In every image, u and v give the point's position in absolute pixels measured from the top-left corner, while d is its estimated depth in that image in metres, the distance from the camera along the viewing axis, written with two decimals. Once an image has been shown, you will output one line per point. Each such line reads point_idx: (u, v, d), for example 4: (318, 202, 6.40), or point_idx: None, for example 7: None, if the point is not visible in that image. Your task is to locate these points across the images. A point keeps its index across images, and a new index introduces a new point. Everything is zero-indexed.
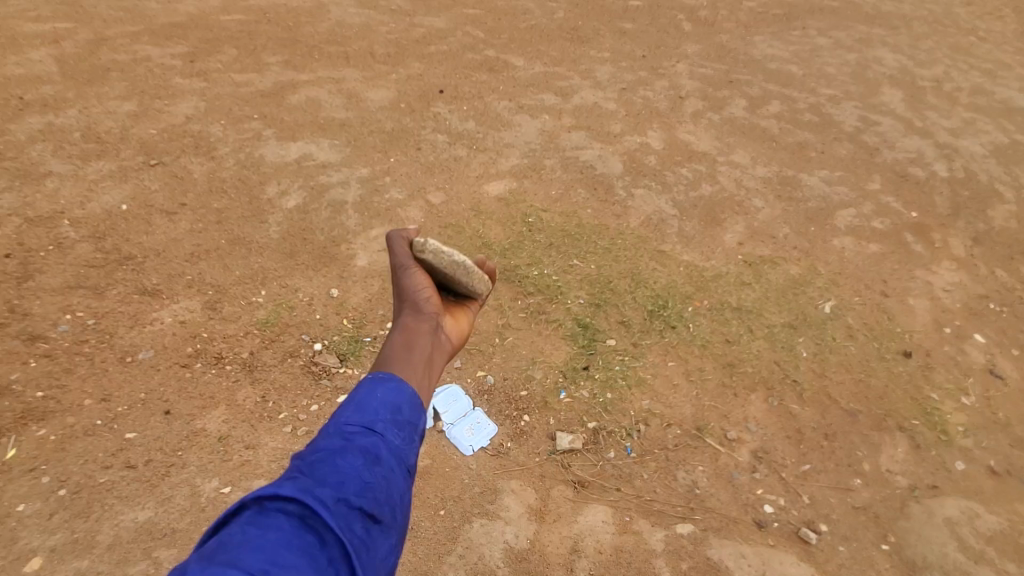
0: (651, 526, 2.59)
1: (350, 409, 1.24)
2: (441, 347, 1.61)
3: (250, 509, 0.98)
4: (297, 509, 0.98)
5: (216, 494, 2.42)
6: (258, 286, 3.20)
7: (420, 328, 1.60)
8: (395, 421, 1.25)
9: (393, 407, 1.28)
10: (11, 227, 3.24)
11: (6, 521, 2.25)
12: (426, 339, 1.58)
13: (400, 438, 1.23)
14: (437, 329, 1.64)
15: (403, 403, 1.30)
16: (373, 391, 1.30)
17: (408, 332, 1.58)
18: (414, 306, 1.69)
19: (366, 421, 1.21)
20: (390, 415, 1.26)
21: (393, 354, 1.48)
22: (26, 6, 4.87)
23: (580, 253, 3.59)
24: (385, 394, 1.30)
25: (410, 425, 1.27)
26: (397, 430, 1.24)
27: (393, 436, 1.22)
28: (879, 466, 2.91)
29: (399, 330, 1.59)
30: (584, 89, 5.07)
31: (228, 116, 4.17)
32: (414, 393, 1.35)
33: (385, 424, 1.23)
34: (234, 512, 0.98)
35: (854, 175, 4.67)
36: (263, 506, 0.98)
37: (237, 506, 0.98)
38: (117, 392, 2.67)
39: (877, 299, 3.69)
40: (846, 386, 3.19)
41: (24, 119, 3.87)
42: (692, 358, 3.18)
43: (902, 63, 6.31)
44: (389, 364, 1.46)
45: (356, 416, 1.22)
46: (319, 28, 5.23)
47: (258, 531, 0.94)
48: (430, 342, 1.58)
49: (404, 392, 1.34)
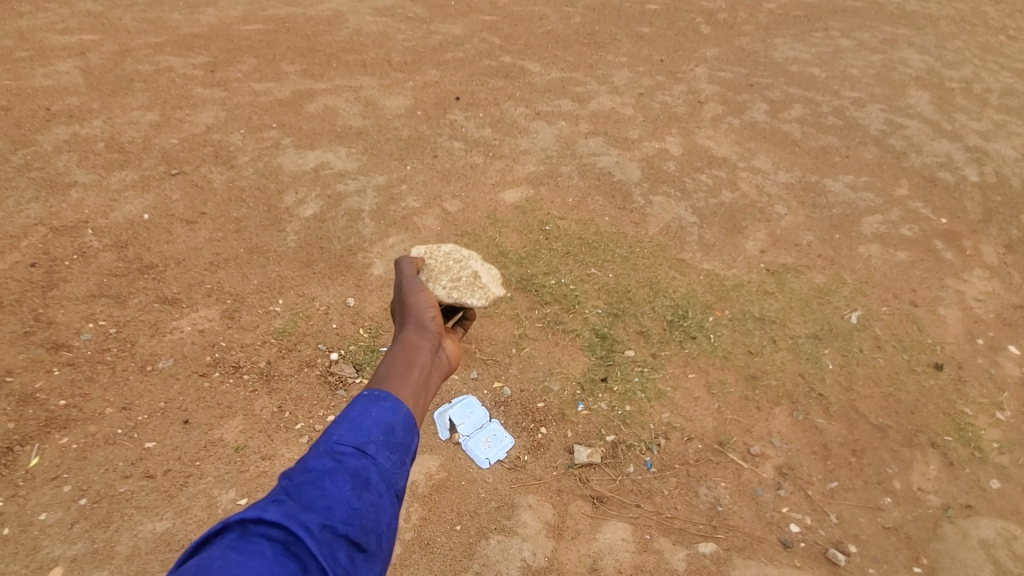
0: (672, 544, 2.53)
1: (343, 428, 1.28)
2: (440, 366, 1.69)
3: (231, 534, 0.96)
4: (281, 535, 0.98)
5: (233, 506, 2.42)
6: (276, 294, 3.21)
7: (421, 345, 1.68)
8: (386, 443, 1.29)
9: (386, 428, 1.33)
10: (38, 236, 3.30)
11: (29, 530, 2.28)
12: (427, 357, 1.65)
13: (391, 462, 1.27)
14: (437, 348, 1.72)
15: (396, 424, 1.36)
16: (367, 409, 1.35)
17: (409, 348, 1.66)
18: (419, 323, 1.79)
19: (357, 442, 1.25)
20: (383, 436, 1.31)
21: (393, 370, 1.55)
22: (55, 19, 4.99)
23: (598, 262, 3.54)
24: (377, 415, 1.35)
25: (401, 447, 1.32)
26: (388, 453, 1.28)
27: (383, 459, 1.26)
28: (910, 485, 2.80)
29: (400, 345, 1.67)
30: (601, 95, 5.03)
31: (248, 125, 4.22)
32: (409, 413, 1.42)
33: (376, 446, 1.27)
34: (216, 533, 0.97)
35: (880, 180, 4.55)
36: (247, 529, 0.97)
37: (218, 528, 0.97)
38: (137, 401, 2.70)
39: (906, 309, 3.57)
40: (875, 400, 3.09)
41: (51, 130, 3.96)
42: (713, 369, 3.10)
43: (929, 64, 6.15)
44: (388, 378, 1.52)
45: (348, 437, 1.26)
46: (337, 36, 5.27)
47: (241, 556, 0.93)
48: (430, 360, 1.66)
49: (399, 411, 1.40)
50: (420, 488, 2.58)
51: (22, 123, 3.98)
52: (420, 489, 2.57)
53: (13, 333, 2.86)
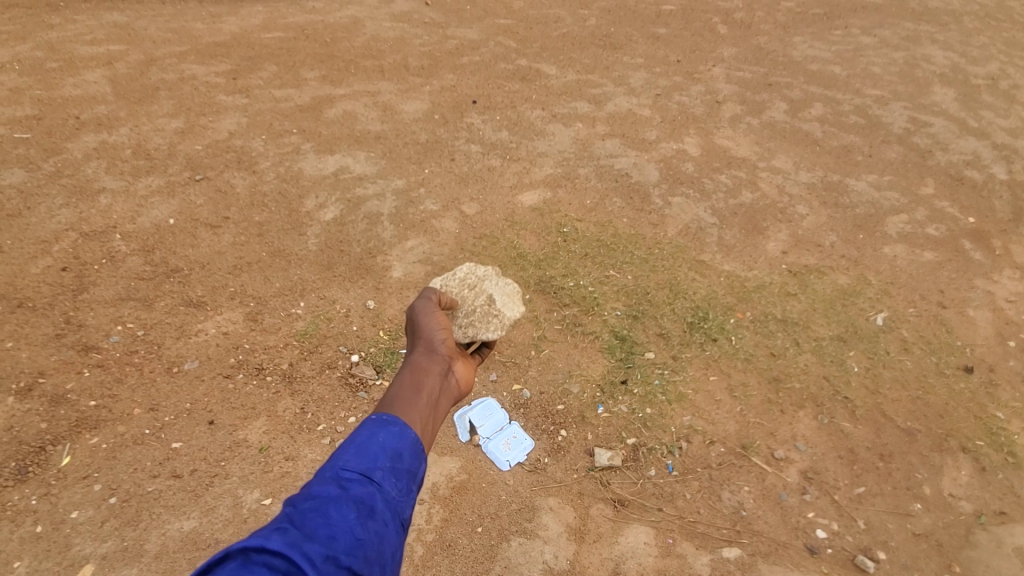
0: (695, 549, 2.50)
1: (349, 453, 1.33)
2: (448, 391, 1.73)
3: (235, 561, 1.00)
4: (283, 565, 1.01)
5: (258, 506, 2.46)
6: (297, 297, 3.25)
7: (430, 369, 1.73)
8: (393, 470, 1.34)
9: (393, 454, 1.38)
10: (68, 241, 3.39)
11: (61, 528, 2.33)
12: (435, 382, 1.70)
13: (396, 489, 1.32)
14: (447, 372, 1.76)
15: (403, 450, 1.40)
16: (374, 434, 1.40)
17: (418, 371, 1.71)
18: (429, 345, 1.83)
19: (364, 468, 1.30)
20: (389, 462, 1.35)
21: (401, 395, 1.60)
22: (83, 30, 5.13)
23: (616, 264, 3.53)
24: (385, 440, 1.40)
25: (407, 474, 1.37)
26: (394, 480, 1.33)
27: (389, 486, 1.30)
28: (940, 490, 2.73)
29: (409, 368, 1.72)
30: (618, 96, 5.01)
31: (269, 131, 4.28)
32: (417, 440, 1.46)
33: (382, 473, 1.32)
34: (219, 560, 1.00)
35: (905, 179, 4.46)
36: (249, 558, 1.00)
37: (221, 555, 1.00)
38: (164, 402, 2.75)
39: (934, 310, 3.49)
40: (902, 403, 3.02)
41: (80, 138, 4.06)
42: (735, 372, 3.06)
43: (954, 61, 6.02)
44: (396, 403, 1.57)
45: (355, 462, 1.31)
46: (355, 42, 5.33)
47: None
48: (439, 385, 1.70)
49: (407, 438, 1.44)
50: (441, 490, 2.58)
51: (53, 131, 4.09)
52: (441, 491, 2.58)
53: (45, 335, 2.94)
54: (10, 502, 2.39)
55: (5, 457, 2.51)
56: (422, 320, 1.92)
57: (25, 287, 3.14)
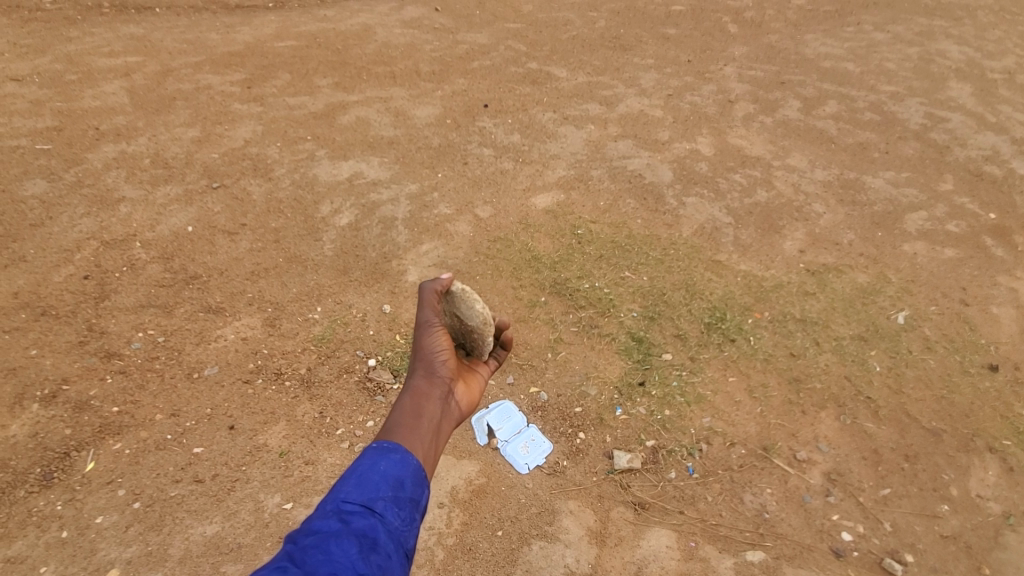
0: (718, 552, 2.47)
1: (351, 484, 1.37)
2: (449, 414, 1.74)
3: None
4: None
5: (279, 510, 2.47)
6: (314, 302, 3.27)
7: (431, 394, 1.73)
8: (395, 499, 1.37)
9: (395, 482, 1.41)
10: (90, 250, 3.45)
11: (86, 533, 2.36)
12: (436, 408, 1.70)
13: (399, 519, 1.35)
14: (447, 396, 1.76)
15: (405, 478, 1.44)
16: (375, 464, 1.43)
17: (418, 397, 1.71)
18: (429, 367, 1.81)
19: (365, 500, 1.34)
20: (391, 492, 1.39)
21: (402, 422, 1.61)
22: (101, 43, 5.23)
23: (631, 265, 3.51)
24: (386, 469, 1.43)
25: (409, 502, 1.40)
26: (397, 509, 1.36)
27: (391, 517, 1.34)
28: (968, 491, 2.68)
29: (409, 394, 1.72)
30: (629, 97, 5.00)
31: (284, 139, 4.33)
32: (418, 466, 1.49)
33: (384, 503, 1.35)
34: None
35: (923, 176, 4.39)
36: None
37: None
38: (185, 407, 2.78)
39: (956, 308, 3.43)
40: (927, 403, 2.97)
41: (99, 148, 4.14)
42: (755, 373, 3.03)
43: (969, 56, 5.93)
44: (398, 431, 1.59)
45: (356, 494, 1.35)
46: (367, 49, 5.37)
47: None
48: (440, 410, 1.71)
49: (408, 465, 1.47)
50: (460, 493, 2.58)
51: (74, 142, 4.17)
52: (460, 495, 2.58)
53: (69, 342, 2.99)
54: (36, 508, 2.43)
55: (31, 463, 2.55)
56: (424, 338, 1.85)
57: (48, 295, 3.19)
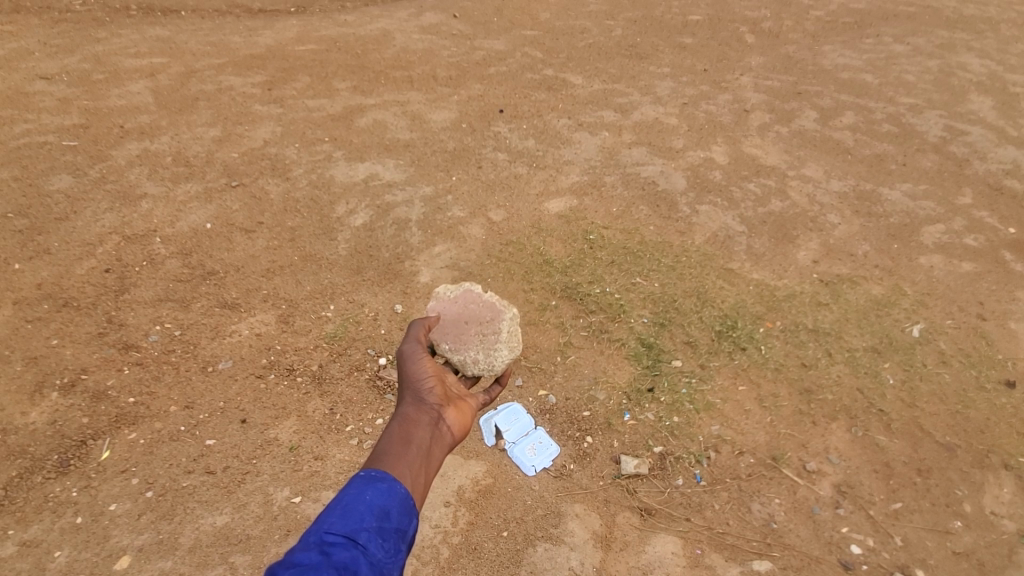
0: (725, 561, 2.46)
1: (335, 515, 1.35)
2: (441, 439, 1.75)
3: None
4: None
5: (287, 503, 2.50)
6: (327, 301, 3.32)
7: (420, 420, 1.75)
8: (379, 531, 1.35)
9: (380, 513, 1.40)
10: (112, 244, 3.53)
11: (100, 519, 2.41)
12: (426, 433, 1.71)
13: (382, 551, 1.33)
14: (438, 420, 1.77)
15: (390, 508, 1.42)
16: (361, 493, 1.42)
17: (408, 424, 1.72)
18: (417, 395, 1.84)
19: (349, 530, 1.32)
20: (376, 522, 1.37)
21: (390, 450, 1.62)
22: (127, 43, 5.36)
23: (643, 271, 3.51)
24: (373, 499, 1.42)
25: (395, 533, 1.38)
26: (381, 541, 1.34)
27: (374, 548, 1.32)
28: (982, 508, 2.63)
29: (398, 422, 1.74)
30: (644, 105, 5.01)
31: (302, 140, 4.41)
32: (406, 496, 1.48)
33: (368, 534, 1.33)
34: None
35: (942, 189, 4.35)
36: None
37: None
38: (199, 400, 2.83)
39: (973, 322, 3.39)
40: (941, 417, 2.92)
41: (124, 145, 4.24)
42: (765, 382, 3.01)
43: (991, 69, 5.86)
44: (386, 458, 1.60)
45: (339, 525, 1.33)
46: (386, 54, 5.45)
47: None
48: (430, 435, 1.72)
49: (395, 494, 1.46)
50: (467, 493, 2.59)
51: (99, 139, 4.28)
52: (467, 494, 2.59)
53: (88, 333, 3.05)
54: (53, 493, 2.48)
55: (48, 450, 2.61)
56: (411, 367, 1.92)
57: (71, 287, 3.27)
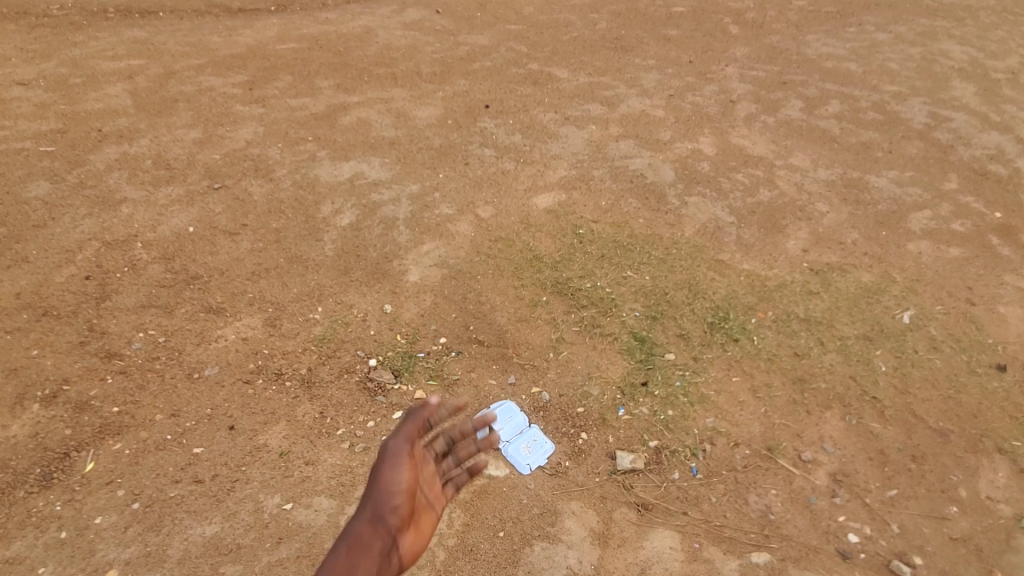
0: (723, 554, 2.44)
1: None
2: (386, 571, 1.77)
3: None
4: None
5: (278, 511, 2.45)
6: (315, 303, 3.26)
7: (375, 542, 1.78)
8: None
9: None
10: (92, 250, 3.45)
11: (85, 533, 2.34)
12: (375, 560, 1.75)
13: None
14: (389, 552, 1.81)
15: None
16: None
17: (360, 545, 1.75)
18: (381, 508, 1.88)
19: None
20: None
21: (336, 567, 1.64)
22: (104, 46, 5.24)
23: (634, 265, 3.49)
24: None
25: None
26: None
27: None
28: (977, 493, 2.64)
29: (354, 535, 1.78)
30: (631, 98, 4.98)
31: (285, 140, 4.33)
32: None
33: None
34: None
35: (928, 175, 4.36)
36: None
37: None
38: (185, 408, 2.76)
39: (963, 307, 3.40)
40: (934, 403, 2.93)
41: (102, 150, 4.14)
42: (758, 373, 3.00)
43: (971, 56, 5.88)
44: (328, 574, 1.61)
45: None
46: (368, 51, 5.37)
47: None
48: (378, 563, 1.75)
49: None
50: (462, 494, 2.56)
51: (77, 144, 4.17)
52: (461, 495, 2.55)
53: (70, 343, 2.98)
54: (35, 508, 2.41)
55: (30, 464, 2.54)
56: (388, 476, 1.95)
57: (50, 296, 3.18)
